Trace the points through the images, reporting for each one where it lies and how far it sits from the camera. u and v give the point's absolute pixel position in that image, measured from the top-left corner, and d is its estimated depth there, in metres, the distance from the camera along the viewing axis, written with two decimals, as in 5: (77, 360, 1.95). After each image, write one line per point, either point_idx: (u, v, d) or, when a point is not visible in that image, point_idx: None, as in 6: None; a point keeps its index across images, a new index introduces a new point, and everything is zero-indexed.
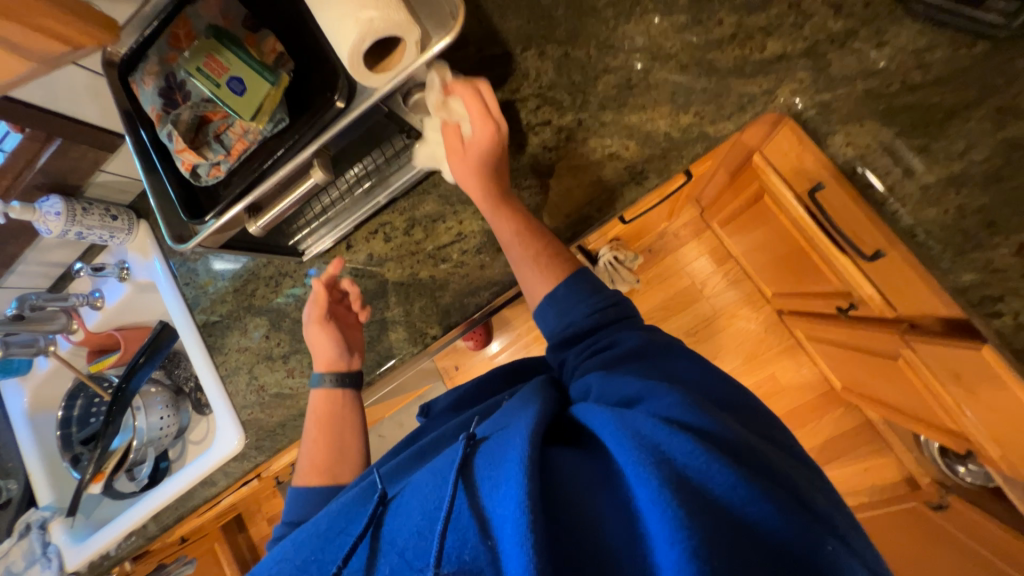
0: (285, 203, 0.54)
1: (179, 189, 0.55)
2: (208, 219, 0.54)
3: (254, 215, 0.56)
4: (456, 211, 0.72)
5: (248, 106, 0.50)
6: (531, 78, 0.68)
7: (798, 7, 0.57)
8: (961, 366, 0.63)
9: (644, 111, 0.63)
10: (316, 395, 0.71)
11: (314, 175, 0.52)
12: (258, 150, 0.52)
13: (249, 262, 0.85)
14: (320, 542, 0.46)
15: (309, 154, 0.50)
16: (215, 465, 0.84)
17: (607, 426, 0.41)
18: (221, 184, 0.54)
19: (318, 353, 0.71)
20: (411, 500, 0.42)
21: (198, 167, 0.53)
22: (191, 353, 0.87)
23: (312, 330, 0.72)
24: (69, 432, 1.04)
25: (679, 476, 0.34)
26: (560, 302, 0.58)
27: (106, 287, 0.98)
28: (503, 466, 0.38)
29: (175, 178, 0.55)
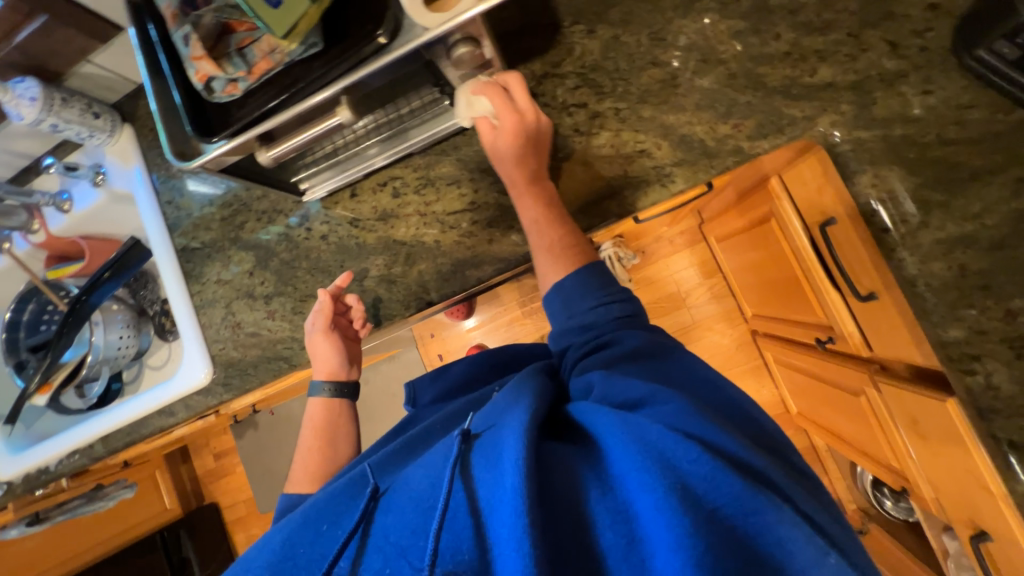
0: (303, 135, 0.51)
1: (188, 105, 0.50)
2: (216, 140, 0.50)
3: (267, 142, 0.51)
4: (472, 177, 0.69)
5: (282, 22, 0.44)
6: (575, 54, 0.65)
7: (857, 38, 0.56)
8: (921, 412, 0.67)
9: (684, 113, 0.61)
10: (316, 401, 0.74)
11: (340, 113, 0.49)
12: (283, 74, 0.48)
13: (241, 191, 0.80)
14: (309, 532, 0.47)
15: (335, 90, 0.47)
16: (176, 395, 0.81)
17: (608, 426, 0.41)
18: (234, 103, 0.50)
19: (322, 367, 0.73)
20: (404, 496, 0.43)
21: (213, 80, 0.48)
22: (164, 276, 0.82)
23: (317, 347, 0.72)
24: (15, 337, 0.97)
25: (684, 486, 0.35)
26: (567, 297, 0.58)
27: (76, 189, 0.90)
28: (500, 466, 0.39)
29: (184, 92, 0.50)
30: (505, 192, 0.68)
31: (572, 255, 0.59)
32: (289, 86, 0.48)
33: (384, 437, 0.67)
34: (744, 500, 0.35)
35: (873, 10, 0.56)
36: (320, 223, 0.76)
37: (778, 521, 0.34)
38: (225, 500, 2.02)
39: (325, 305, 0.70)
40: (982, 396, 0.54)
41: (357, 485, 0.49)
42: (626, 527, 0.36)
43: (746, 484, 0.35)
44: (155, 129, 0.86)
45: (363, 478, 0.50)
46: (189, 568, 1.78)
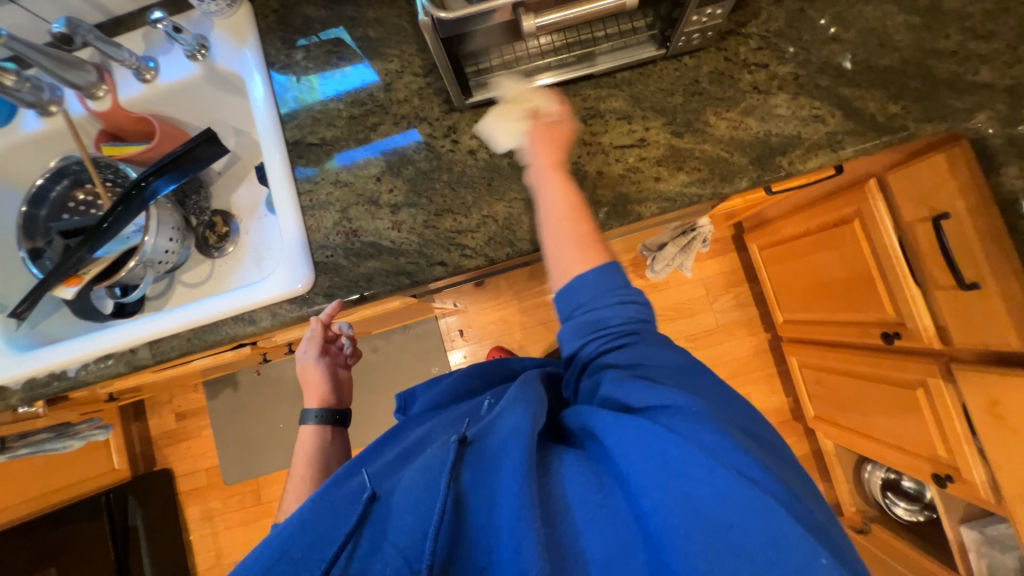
0: (574, 10, 0.47)
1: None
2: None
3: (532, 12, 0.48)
4: (644, 115, 0.69)
5: None
6: (760, 19, 0.69)
7: (1013, 50, 0.65)
8: (1004, 395, 0.75)
9: (858, 89, 0.66)
10: (304, 430, 0.78)
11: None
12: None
13: (378, 92, 0.75)
14: (304, 534, 0.46)
15: None
16: (266, 300, 0.73)
17: (612, 432, 0.45)
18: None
19: (312, 397, 0.80)
20: (399, 500, 0.46)
21: None
22: (269, 167, 0.74)
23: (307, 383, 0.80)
24: (35, 215, 0.81)
25: (683, 492, 0.40)
26: (576, 294, 0.55)
27: (165, 59, 0.79)
28: (501, 479, 0.44)
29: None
30: (677, 135, 0.68)
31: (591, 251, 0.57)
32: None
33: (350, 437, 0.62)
34: (733, 506, 0.39)
35: None
36: (471, 137, 0.72)
37: (773, 522, 0.38)
38: (180, 468, 1.78)
39: (310, 336, 0.79)
40: None
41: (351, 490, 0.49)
42: (618, 525, 0.41)
43: (741, 485, 0.40)
44: (278, 12, 0.79)
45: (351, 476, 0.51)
46: (133, 540, 1.53)
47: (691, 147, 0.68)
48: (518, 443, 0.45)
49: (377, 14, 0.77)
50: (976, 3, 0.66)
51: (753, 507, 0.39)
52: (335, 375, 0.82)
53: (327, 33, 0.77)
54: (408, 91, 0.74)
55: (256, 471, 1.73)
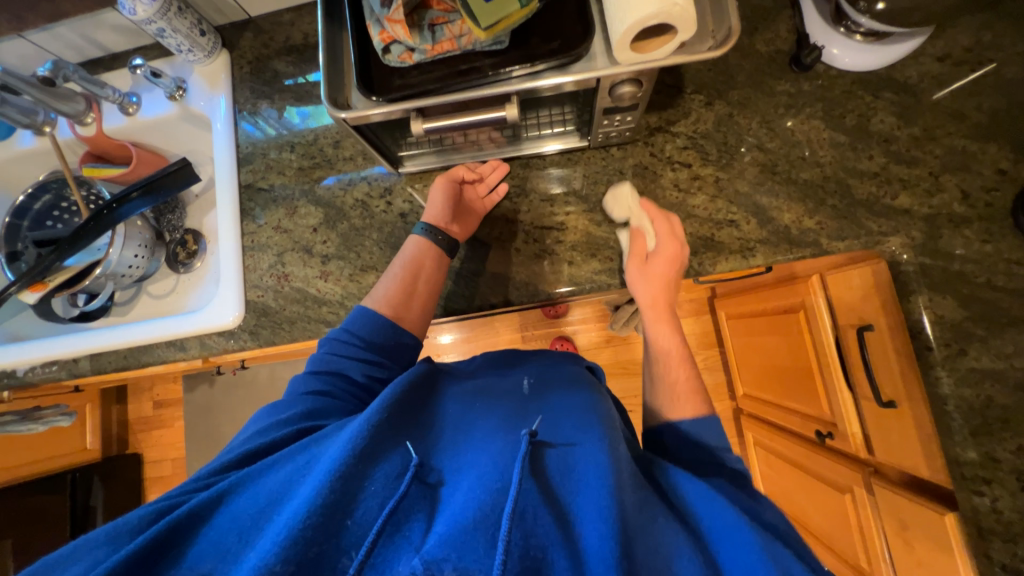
0: (459, 119, 0.51)
1: (364, 65, 0.51)
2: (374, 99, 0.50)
3: (422, 115, 0.52)
4: (567, 200, 0.72)
5: (489, 15, 0.46)
6: (690, 119, 0.71)
7: (936, 178, 0.64)
8: (912, 520, 0.72)
9: (776, 199, 0.67)
10: (386, 294, 0.65)
11: (508, 108, 0.50)
12: (462, 58, 0.51)
13: (328, 146, 0.80)
14: (348, 486, 0.41)
15: (510, 89, 0.49)
16: (198, 331, 0.77)
17: (717, 509, 0.43)
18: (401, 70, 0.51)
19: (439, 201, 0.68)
20: (472, 493, 0.41)
21: (392, 45, 0.49)
22: (219, 208, 0.80)
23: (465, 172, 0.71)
24: (18, 224, 0.89)
25: (778, 561, 0.39)
26: (688, 439, 0.56)
27: (147, 96, 0.86)
28: (580, 504, 0.41)
29: (358, 52, 0.52)
30: (597, 223, 0.70)
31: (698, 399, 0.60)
32: (464, 72, 0.51)
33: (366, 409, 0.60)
34: None
35: (954, 160, 0.64)
36: (404, 201, 0.76)
37: None
38: (150, 454, 1.85)
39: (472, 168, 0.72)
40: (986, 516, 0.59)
41: (395, 453, 0.46)
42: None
43: None
44: (252, 63, 0.85)
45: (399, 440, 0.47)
46: (91, 520, 1.60)
47: (608, 236, 0.70)
48: (605, 464, 0.42)
49: None
50: (904, 127, 0.66)
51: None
52: (422, 280, 0.66)
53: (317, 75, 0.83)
54: (354, 149, 0.79)
55: None
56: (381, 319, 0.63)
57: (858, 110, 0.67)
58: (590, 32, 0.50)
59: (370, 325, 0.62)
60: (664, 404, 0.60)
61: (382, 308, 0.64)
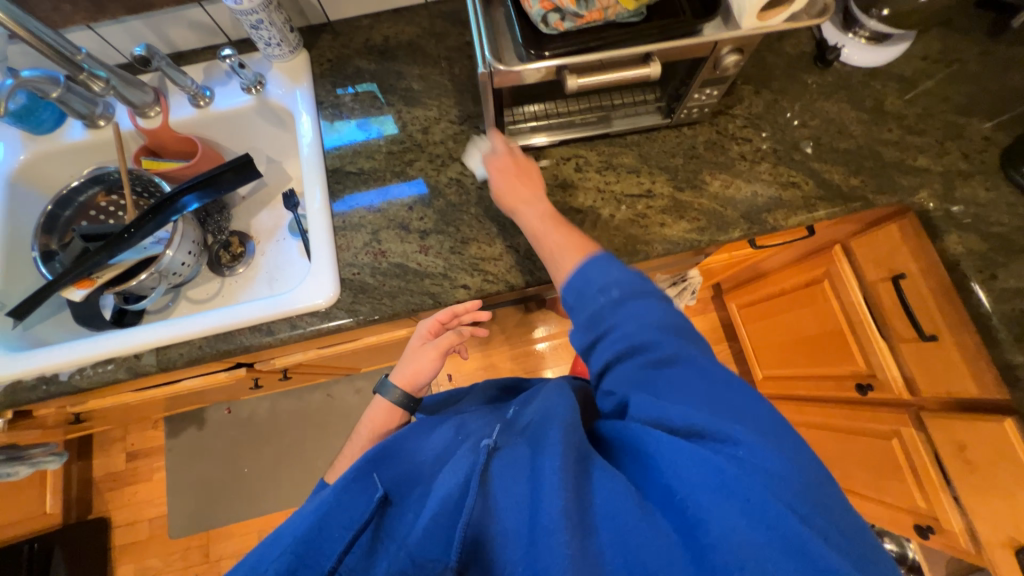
0: (605, 76, 0.60)
1: (521, 31, 0.58)
2: (533, 57, 0.58)
3: (574, 74, 0.60)
4: (651, 172, 0.80)
5: None
6: (744, 104, 0.84)
7: (941, 144, 0.81)
8: (970, 440, 0.82)
9: (825, 164, 0.80)
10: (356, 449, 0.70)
11: (651, 66, 0.60)
12: (602, 28, 0.58)
13: (417, 133, 0.84)
14: (324, 527, 0.50)
15: (651, 49, 0.59)
16: (287, 313, 0.74)
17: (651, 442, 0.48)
18: (553, 36, 0.58)
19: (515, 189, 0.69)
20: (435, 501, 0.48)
21: (550, 13, 0.56)
22: (308, 190, 0.80)
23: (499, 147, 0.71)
24: (59, 216, 0.83)
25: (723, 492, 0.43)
26: (587, 311, 0.57)
27: (220, 89, 0.87)
28: (530, 472, 0.48)
29: (515, 19, 0.58)
30: (678, 189, 0.79)
31: (577, 245, 0.64)
32: (606, 38, 0.58)
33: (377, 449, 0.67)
34: (755, 507, 0.42)
35: (950, 130, 0.81)
36: None
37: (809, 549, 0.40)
38: (118, 518, 1.58)
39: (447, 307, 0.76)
40: None
41: (361, 495, 0.53)
42: (658, 531, 0.43)
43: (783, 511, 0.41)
44: (332, 61, 0.89)
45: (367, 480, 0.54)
46: None
47: (691, 200, 0.79)
48: (558, 438, 0.49)
49: (421, 70, 0.88)
50: (910, 108, 0.83)
51: (773, 509, 0.41)
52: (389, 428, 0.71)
53: (361, 87, 0.87)
54: (444, 134, 0.83)
55: (209, 523, 1.57)
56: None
57: (873, 96, 0.84)
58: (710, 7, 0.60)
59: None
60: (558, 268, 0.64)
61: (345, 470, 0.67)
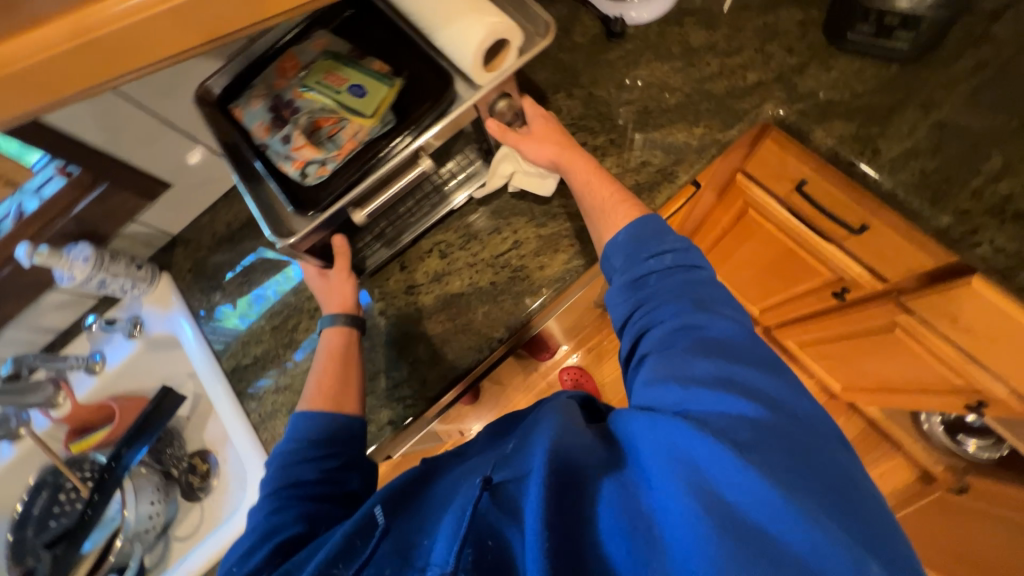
0: (388, 192, 0.61)
1: (290, 195, 0.59)
2: (312, 214, 0.58)
3: (359, 203, 0.61)
4: (509, 222, 0.79)
5: (367, 104, 0.59)
6: (564, 112, 0.82)
7: (763, 51, 0.77)
8: (958, 310, 0.74)
9: (663, 128, 0.77)
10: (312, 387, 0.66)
11: (422, 162, 0.60)
12: (360, 154, 0.59)
13: (290, 295, 0.84)
14: None
15: (416, 147, 0.58)
16: (245, 528, 0.76)
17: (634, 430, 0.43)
18: (324, 183, 0.59)
19: (543, 152, 0.68)
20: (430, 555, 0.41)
21: (308, 167, 0.59)
22: (218, 404, 0.80)
23: (494, 127, 0.66)
24: (23, 536, 0.85)
25: (704, 474, 0.38)
26: (661, 306, 0.53)
27: (109, 347, 0.89)
28: (525, 499, 0.40)
29: (280, 187, 0.59)
30: (542, 225, 0.77)
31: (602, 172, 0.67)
32: (368, 164, 0.59)
33: (333, 503, 0.57)
34: (757, 487, 0.36)
35: (765, 33, 0.78)
36: (377, 301, 0.80)
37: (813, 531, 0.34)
38: None
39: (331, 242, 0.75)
40: (997, 259, 0.62)
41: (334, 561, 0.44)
42: (651, 543, 0.36)
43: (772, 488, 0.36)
44: (193, 269, 0.91)
45: (350, 546, 0.45)
46: None
47: (558, 230, 0.76)
48: (542, 454, 0.41)
49: (270, 236, 0.89)
50: (716, 33, 0.80)
51: (764, 491, 0.36)
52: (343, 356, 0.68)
53: (247, 260, 0.88)
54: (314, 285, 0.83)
55: None
56: (322, 419, 0.61)
57: (678, 40, 0.81)
58: (451, 78, 0.62)
59: (311, 423, 0.60)
60: (603, 221, 0.63)
61: (317, 403, 0.63)
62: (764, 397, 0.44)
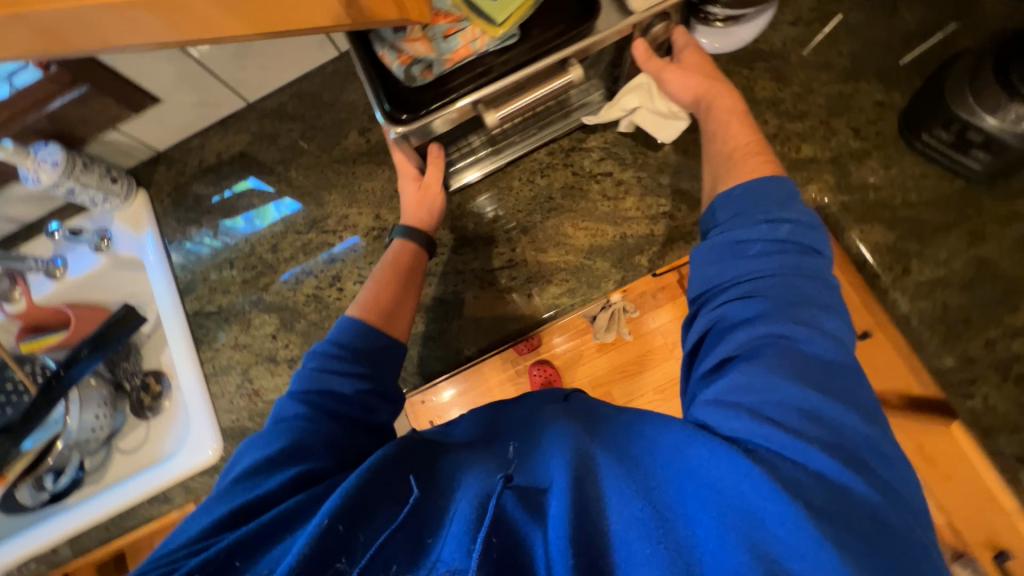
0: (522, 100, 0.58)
1: (404, 88, 0.56)
2: (429, 110, 0.55)
3: (490, 106, 0.57)
4: (508, 237, 0.74)
5: (500, 7, 0.54)
6: (598, 132, 0.76)
7: (827, 124, 0.70)
8: (927, 441, 0.73)
9: (697, 180, 0.71)
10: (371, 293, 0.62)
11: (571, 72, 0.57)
12: (481, 61, 0.56)
13: (267, 251, 0.80)
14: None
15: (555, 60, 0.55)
16: (178, 475, 0.73)
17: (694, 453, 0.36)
18: (431, 86, 0.56)
19: (687, 85, 0.61)
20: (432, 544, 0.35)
21: (417, 62, 0.54)
22: (172, 344, 0.78)
23: (642, 50, 0.60)
24: None
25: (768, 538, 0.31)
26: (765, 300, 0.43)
27: (72, 255, 0.85)
28: (546, 506, 0.36)
29: (389, 78, 0.56)
30: (542, 251, 0.73)
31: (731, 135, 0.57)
32: (484, 73, 0.56)
33: (355, 427, 0.51)
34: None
35: (836, 104, 0.70)
36: (355, 284, 0.76)
37: None
38: None
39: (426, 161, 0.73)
40: (984, 416, 0.61)
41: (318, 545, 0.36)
42: None
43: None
44: (173, 194, 0.85)
45: (345, 535, 0.36)
46: None
47: (557, 260, 0.72)
48: (565, 466, 0.37)
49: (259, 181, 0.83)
50: (785, 88, 0.72)
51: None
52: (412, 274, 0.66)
53: (240, 185, 0.83)
54: (294, 247, 0.79)
55: None
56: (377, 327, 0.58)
57: (741, 84, 0.73)
58: (588, 10, 0.57)
59: (361, 333, 0.56)
60: (729, 170, 0.54)
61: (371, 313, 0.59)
62: (853, 449, 0.36)
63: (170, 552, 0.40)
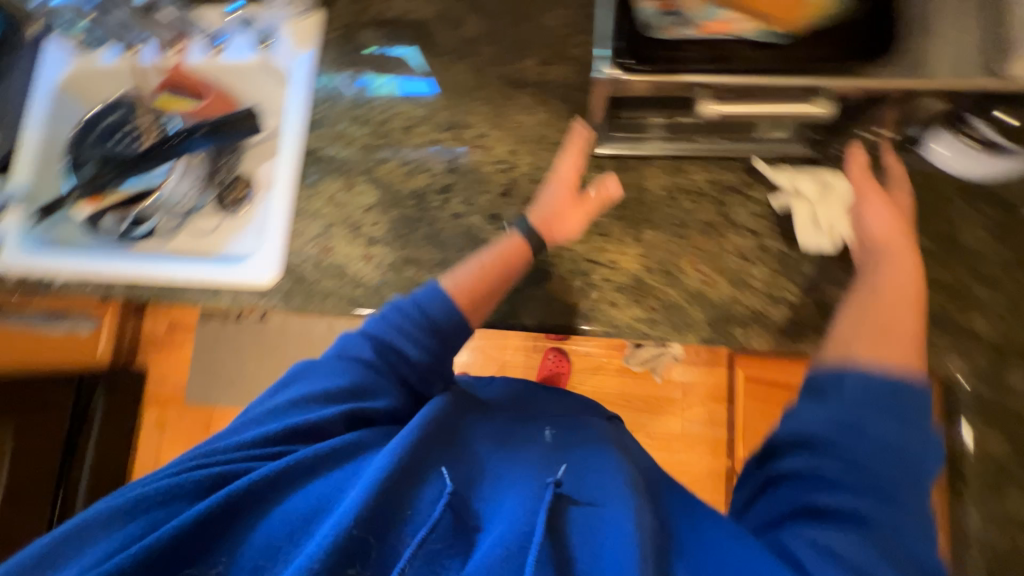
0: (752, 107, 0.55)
1: (636, 34, 0.55)
2: (653, 67, 0.53)
3: (714, 98, 0.55)
4: (623, 239, 0.70)
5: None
6: (769, 187, 0.70)
7: None
8: None
9: (839, 287, 0.65)
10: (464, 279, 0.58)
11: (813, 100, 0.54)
12: (725, 45, 0.54)
13: (399, 130, 0.79)
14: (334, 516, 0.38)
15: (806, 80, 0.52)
16: (235, 282, 0.78)
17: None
18: (668, 44, 0.54)
19: (886, 221, 0.58)
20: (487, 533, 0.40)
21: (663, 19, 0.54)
22: (281, 166, 0.80)
23: (858, 159, 0.62)
24: (86, 135, 0.90)
25: None
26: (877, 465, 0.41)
27: (234, 39, 0.90)
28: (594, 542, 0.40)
29: (625, 20, 0.55)
30: (648, 269, 0.69)
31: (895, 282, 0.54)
32: (725, 59, 0.53)
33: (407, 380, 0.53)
34: None
35: None
36: (461, 203, 0.75)
37: None
38: None
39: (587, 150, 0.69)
40: None
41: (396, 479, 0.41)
42: None
43: None
44: (343, 29, 0.84)
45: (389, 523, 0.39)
46: None
47: (657, 286, 0.68)
48: (618, 517, 0.41)
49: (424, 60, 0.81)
50: None
51: None
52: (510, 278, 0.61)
53: (396, 48, 0.82)
54: (424, 139, 0.78)
55: None
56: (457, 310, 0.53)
57: None
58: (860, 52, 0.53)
59: (451, 311, 0.53)
60: (871, 317, 0.51)
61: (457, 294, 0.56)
62: None
63: (224, 449, 0.43)
